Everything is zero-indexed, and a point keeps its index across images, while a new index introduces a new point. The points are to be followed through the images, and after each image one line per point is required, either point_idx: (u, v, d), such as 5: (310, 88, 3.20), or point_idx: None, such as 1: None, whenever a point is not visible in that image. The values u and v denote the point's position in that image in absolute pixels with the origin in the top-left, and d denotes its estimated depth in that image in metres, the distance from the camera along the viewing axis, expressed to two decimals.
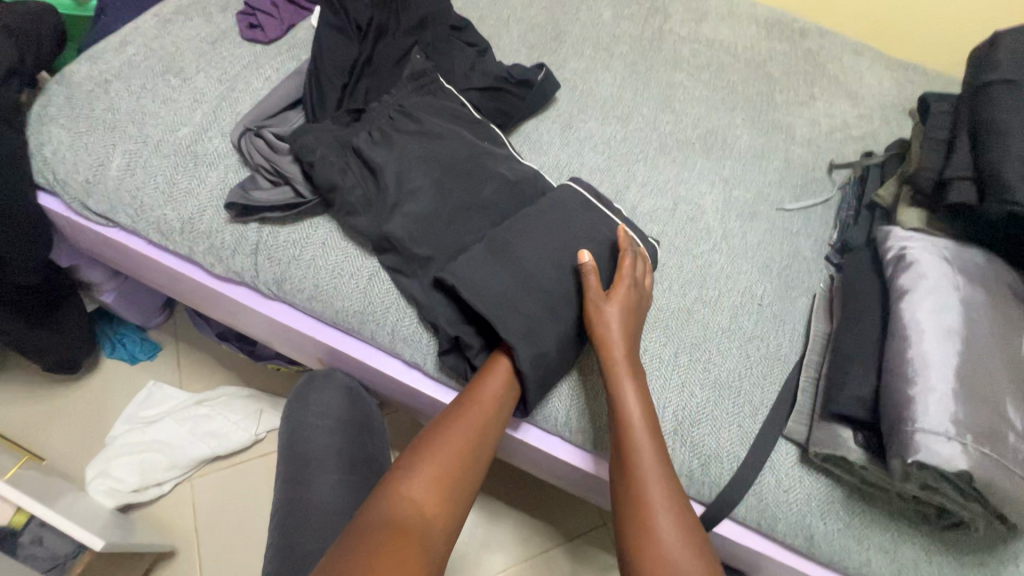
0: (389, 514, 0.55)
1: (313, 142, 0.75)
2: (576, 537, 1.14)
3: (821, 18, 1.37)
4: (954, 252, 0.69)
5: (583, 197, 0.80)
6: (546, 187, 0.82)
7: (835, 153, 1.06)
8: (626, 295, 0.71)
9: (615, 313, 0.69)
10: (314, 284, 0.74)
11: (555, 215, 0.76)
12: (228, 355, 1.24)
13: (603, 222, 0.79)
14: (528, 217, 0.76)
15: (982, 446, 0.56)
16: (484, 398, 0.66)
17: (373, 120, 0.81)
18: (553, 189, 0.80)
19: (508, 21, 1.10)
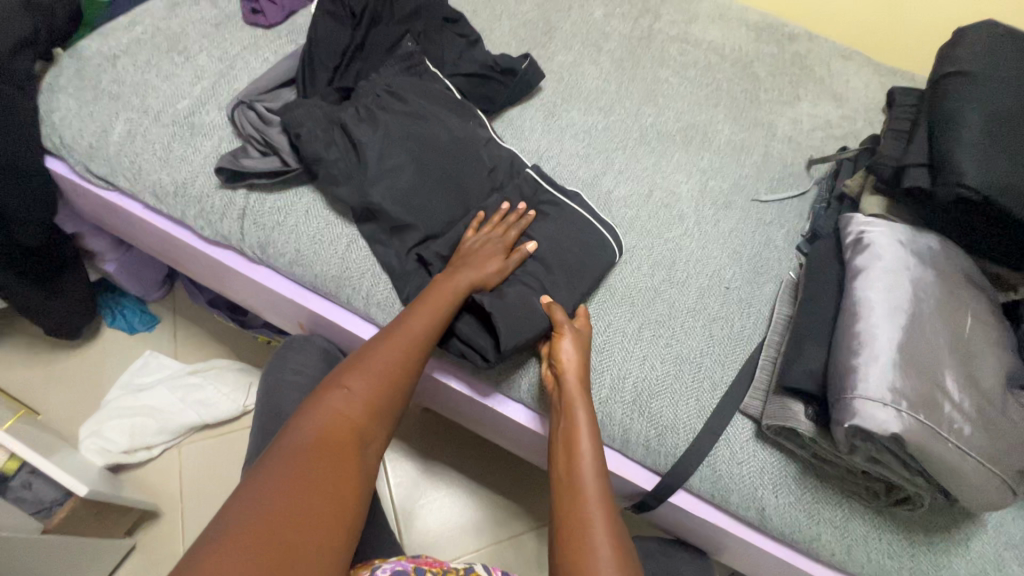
0: (317, 422, 0.59)
1: (303, 118, 0.80)
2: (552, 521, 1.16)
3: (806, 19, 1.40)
4: (910, 236, 0.71)
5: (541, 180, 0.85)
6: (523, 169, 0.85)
7: (814, 150, 1.09)
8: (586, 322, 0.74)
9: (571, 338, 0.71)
10: (295, 249, 0.78)
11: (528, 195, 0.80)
12: (222, 330, 1.28)
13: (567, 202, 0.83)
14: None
15: (917, 413, 0.57)
16: (433, 304, 0.70)
17: (360, 100, 0.85)
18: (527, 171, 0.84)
19: (501, 16, 1.15)
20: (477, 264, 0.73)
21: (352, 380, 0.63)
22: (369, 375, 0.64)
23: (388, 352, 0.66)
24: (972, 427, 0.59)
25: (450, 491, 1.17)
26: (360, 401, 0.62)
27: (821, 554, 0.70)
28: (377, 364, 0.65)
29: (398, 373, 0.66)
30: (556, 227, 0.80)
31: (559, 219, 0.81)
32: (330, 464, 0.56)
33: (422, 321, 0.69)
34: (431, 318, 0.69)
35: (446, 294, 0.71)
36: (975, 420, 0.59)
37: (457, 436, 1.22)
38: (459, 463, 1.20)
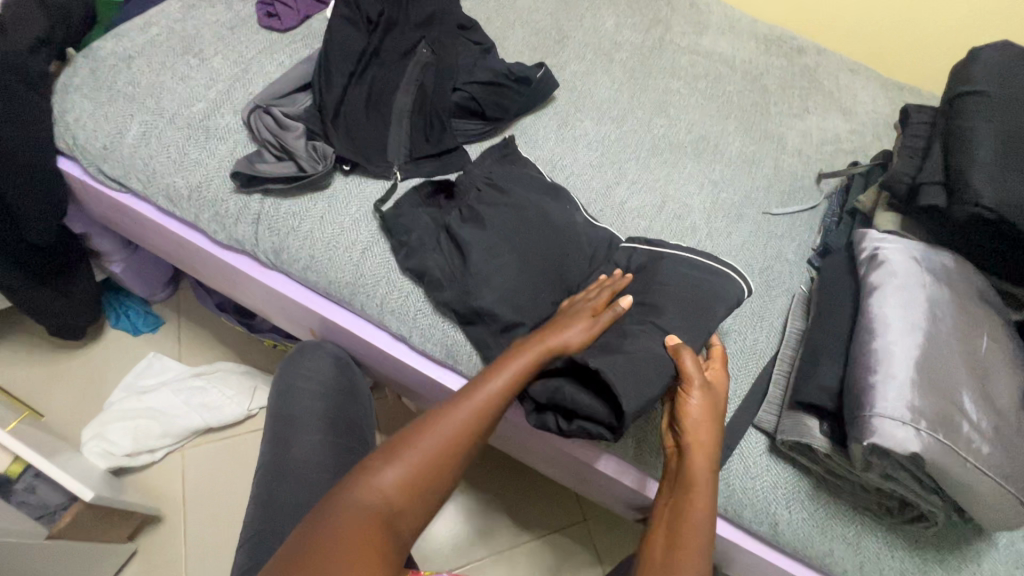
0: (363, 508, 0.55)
1: (410, 226, 0.78)
2: (555, 531, 1.15)
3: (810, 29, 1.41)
4: (925, 253, 0.72)
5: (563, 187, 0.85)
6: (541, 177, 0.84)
7: (824, 164, 1.10)
8: (719, 390, 0.66)
9: (701, 403, 0.64)
10: (309, 255, 0.78)
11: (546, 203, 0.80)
12: (227, 333, 1.27)
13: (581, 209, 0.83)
14: (506, 199, 0.79)
15: (936, 433, 0.58)
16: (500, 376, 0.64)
17: (463, 198, 0.81)
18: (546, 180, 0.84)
19: (514, 24, 1.16)
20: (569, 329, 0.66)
21: (393, 460, 0.58)
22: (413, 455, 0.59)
23: (439, 431, 0.60)
24: (989, 446, 0.59)
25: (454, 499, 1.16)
26: (398, 486, 0.57)
27: (833, 569, 0.70)
28: (423, 445, 0.59)
29: (448, 454, 0.60)
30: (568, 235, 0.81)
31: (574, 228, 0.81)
32: (363, 565, 0.51)
33: (483, 396, 0.62)
34: (497, 393, 0.63)
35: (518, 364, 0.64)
36: (992, 440, 0.59)
37: None
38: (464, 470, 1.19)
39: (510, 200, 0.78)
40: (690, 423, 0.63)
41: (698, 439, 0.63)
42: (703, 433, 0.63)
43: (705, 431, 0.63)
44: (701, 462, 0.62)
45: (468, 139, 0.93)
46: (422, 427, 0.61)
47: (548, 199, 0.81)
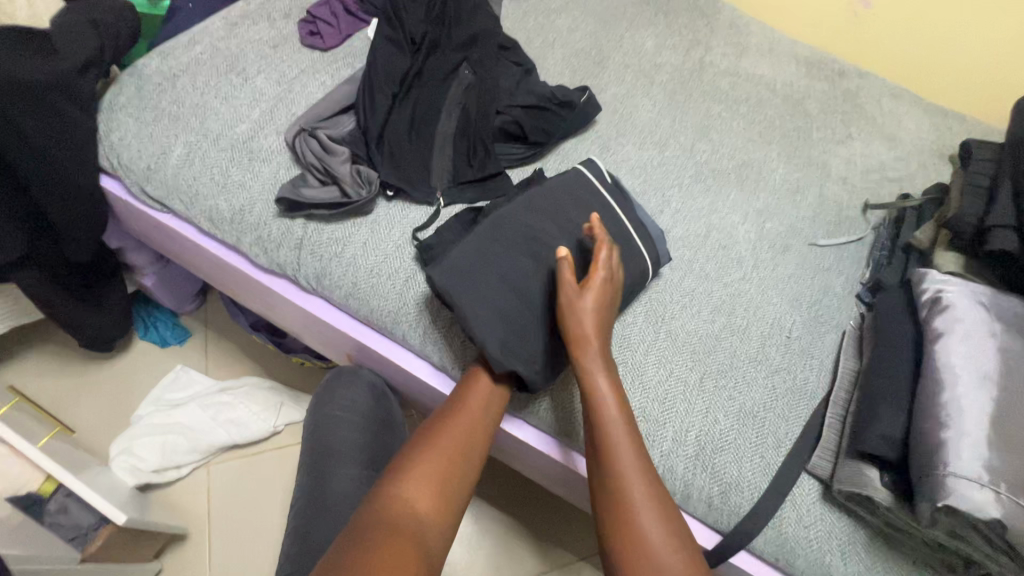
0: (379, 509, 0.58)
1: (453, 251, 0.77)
2: (580, 559, 1.13)
3: (843, 49, 1.38)
4: (993, 298, 0.69)
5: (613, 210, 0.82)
6: (595, 197, 0.81)
7: (870, 193, 1.07)
8: (603, 284, 0.70)
9: (590, 303, 0.68)
10: (352, 282, 0.77)
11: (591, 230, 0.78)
12: (253, 348, 1.26)
13: (624, 238, 0.80)
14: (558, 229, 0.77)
15: (1017, 497, 0.55)
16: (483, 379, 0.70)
17: None
18: (602, 205, 0.81)
19: (553, 44, 1.14)
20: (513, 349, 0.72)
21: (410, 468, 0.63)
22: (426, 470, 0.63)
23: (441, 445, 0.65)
24: None
25: (478, 524, 1.14)
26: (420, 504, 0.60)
27: None
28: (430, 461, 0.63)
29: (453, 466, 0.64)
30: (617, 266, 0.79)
31: (623, 261, 0.79)
32: (395, 547, 0.54)
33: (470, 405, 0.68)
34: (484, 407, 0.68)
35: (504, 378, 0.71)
36: None
37: (486, 466, 1.20)
38: (489, 493, 1.17)
39: (563, 232, 0.77)
40: (582, 322, 0.68)
41: (582, 339, 0.68)
42: (588, 333, 0.68)
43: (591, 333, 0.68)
44: (594, 360, 0.67)
45: (510, 163, 0.91)
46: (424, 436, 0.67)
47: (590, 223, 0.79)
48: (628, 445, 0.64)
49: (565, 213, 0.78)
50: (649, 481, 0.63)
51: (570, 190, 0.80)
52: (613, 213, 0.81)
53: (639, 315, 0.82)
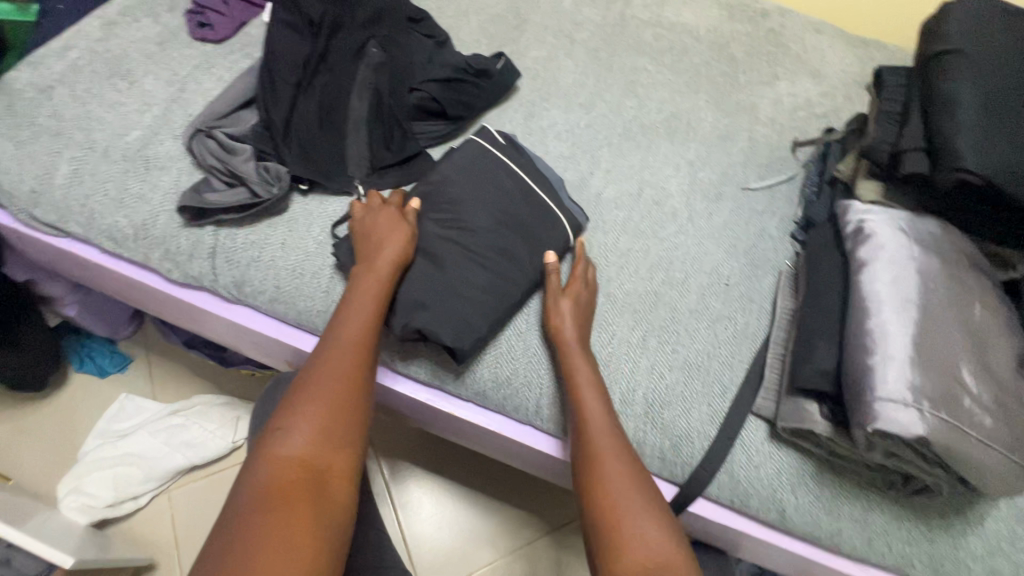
0: (269, 472, 0.55)
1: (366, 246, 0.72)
2: (561, 525, 1.14)
3: None
4: (911, 222, 0.70)
5: (528, 180, 0.81)
6: (508, 172, 0.80)
7: (799, 130, 1.07)
8: (580, 291, 0.74)
9: (567, 300, 0.72)
10: (274, 286, 0.73)
11: (509, 204, 0.78)
12: (199, 365, 1.21)
13: (546, 207, 0.79)
14: (472, 211, 0.76)
15: (939, 412, 0.57)
16: (357, 304, 0.66)
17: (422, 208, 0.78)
18: (509, 175, 0.80)
19: (467, 12, 1.10)
20: (386, 241, 0.70)
21: (292, 423, 0.58)
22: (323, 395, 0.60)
23: (328, 360, 0.63)
24: (992, 417, 0.58)
25: (455, 508, 1.14)
26: (308, 442, 0.57)
27: (843, 547, 0.71)
28: (321, 391, 0.60)
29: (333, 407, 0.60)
30: (546, 236, 0.78)
31: (549, 233, 0.78)
32: (296, 512, 0.52)
33: (348, 336, 0.65)
34: (363, 324, 0.66)
35: (378, 277, 0.68)
36: (994, 411, 0.58)
37: (455, 450, 1.19)
38: (463, 477, 1.17)
39: (475, 212, 0.76)
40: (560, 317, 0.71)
41: (561, 332, 0.70)
42: (568, 330, 0.70)
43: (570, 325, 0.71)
44: (576, 353, 0.69)
45: (431, 141, 0.88)
46: (310, 374, 0.62)
47: (511, 199, 0.78)
48: (603, 432, 0.64)
49: (468, 192, 0.77)
50: (626, 461, 0.62)
51: (469, 165, 0.80)
52: (524, 183, 0.80)
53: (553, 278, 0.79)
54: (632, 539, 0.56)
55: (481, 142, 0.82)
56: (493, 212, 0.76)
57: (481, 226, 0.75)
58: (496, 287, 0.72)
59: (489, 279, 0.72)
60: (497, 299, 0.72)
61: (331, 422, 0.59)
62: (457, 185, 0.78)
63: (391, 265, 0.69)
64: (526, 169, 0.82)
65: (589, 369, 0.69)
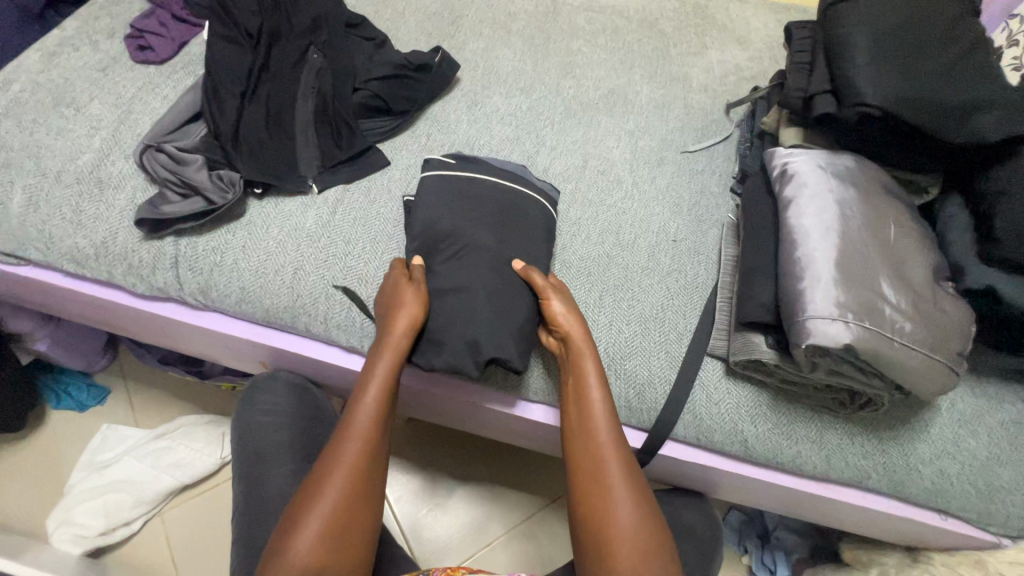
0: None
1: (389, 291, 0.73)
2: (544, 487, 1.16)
3: None
4: (829, 159, 0.75)
5: (498, 180, 0.82)
6: (478, 181, 0.81)
7: (730, 94, 1.13)
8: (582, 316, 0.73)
9: (570, 321, 0.72)
10: (239, 287, 0.75)
11: (498, 208, 0.79)
12: (178, 387, 1.22)
13: (528, 199, 0.82)
14: (465, 226, 0.76)
15: (864, 322, 0.62)
16: (371, 388, 0.66)
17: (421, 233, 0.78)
18: (476, 184, 0.81)
19: (404, 13, 1.14)
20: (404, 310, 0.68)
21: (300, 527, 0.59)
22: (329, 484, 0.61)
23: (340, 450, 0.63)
24: (912, 323, 0.64)
25: (450, 496, 1.14)
26: (316, 535, 0.59)
27: (804, 469, 0.75)
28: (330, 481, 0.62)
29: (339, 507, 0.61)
30: (545, 231, 0.81)
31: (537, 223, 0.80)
32: None
33: (359, 423, 0.65)
34: (373, 405, 0.65)
35: (396, 354, 0.68)
36: (913, 317, 0.64)
37: (443, 439, 1.19)
38: (454, 465, 1.17)
39: (472, 227, 0.76)
40: (559, 319, 0.72)
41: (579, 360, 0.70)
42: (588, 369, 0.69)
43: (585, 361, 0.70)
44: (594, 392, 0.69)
45: (380, 137, 0.92)
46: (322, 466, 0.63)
47: (494, 204, 0.79)
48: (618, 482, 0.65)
49: (455, 217, 0.77)
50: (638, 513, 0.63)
51: (439, 195, 0.79)
52: (495, 185, 0.81)
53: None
54: None
55: (439, 168, 0.82)
56: (488, 222, 0.77)
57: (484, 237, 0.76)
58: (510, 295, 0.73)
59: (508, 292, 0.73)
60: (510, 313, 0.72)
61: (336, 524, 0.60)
62: (442, 204, 0.78)
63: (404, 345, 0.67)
64: (486, 172, 0.82)
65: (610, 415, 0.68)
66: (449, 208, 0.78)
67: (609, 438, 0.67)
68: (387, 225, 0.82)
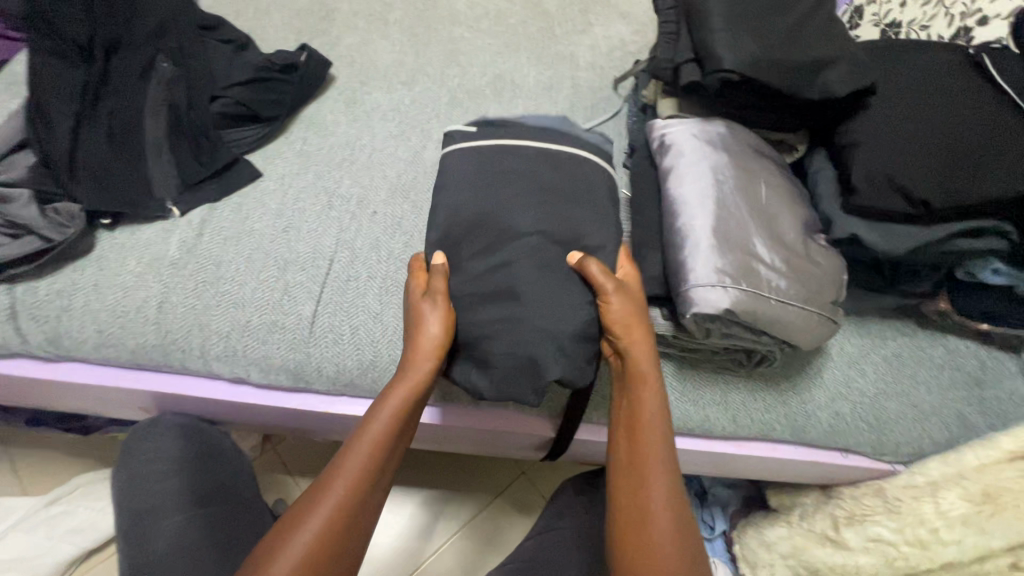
0: None
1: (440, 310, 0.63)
2: (464, 474, 1.12)
3: None
4: (703, 126, 0.76)
5: (536, 146, 0.71)
6: (519, 149, 0.71)
7: (618, 70, 1.13)
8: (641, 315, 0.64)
9: (628, 325, 0.63)
10: (96, 330, 0.69)
11: (539, 181, 0.68)
12: (72, 444, 1.11)
13: (579, 164, 0.71)
14: (507, 207, 0.67)
15: (741, 284, 0.63)
16: (386, 412, 0.59)
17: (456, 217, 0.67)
18: (507, 152, 0.71)
19: (269, 11, 1.06)
20: (432, 330, 0.61)
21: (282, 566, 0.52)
22: (326, 513, 0.55)
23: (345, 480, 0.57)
24: (786, 279, 0.66)
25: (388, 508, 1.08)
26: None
27: (715, 431, 0.77)
28: (322, 514, 0.55)
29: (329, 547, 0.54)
30: (604, 198, 0.70)
31: (592, 191, 0.69)
32: None
33: (367, 451, 0.58)
34: (385, 434, 0.59)
35: (417, 379, 0.60)
36: (788, 273, 0.66)
37: None
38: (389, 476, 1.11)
39: (512, 208, 0.66)
40: (617, 323, 0.62)
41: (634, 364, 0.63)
42: (644, 373, 0.63)
43: (643, 366, 0.62)
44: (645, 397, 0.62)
45: (247, 148, 0.85)
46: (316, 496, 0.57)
47: (538, 175, 0.69)
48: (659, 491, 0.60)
49: (487, 198, 0.67)
50: (673, 525, 0.60)
51: (470, 170, 0.70)
52: (535, 151, 0.71)
53: (391, 253, 0.79)
54: None
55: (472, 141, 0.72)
56: (529, 198, 0.67)
57: (524, 221, 0.66)
58: (556, 283, 0.63)
59: (557, 284, 0.63)
60: (569, 312, 0.62)
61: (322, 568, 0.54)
62: (479, 182, 0.68)
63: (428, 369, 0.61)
64: (532, 137, 0.72)
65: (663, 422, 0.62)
66: (490, 186, 0.68)
67: (660, 444, 0.62)
68: (263, 241, 0.77)
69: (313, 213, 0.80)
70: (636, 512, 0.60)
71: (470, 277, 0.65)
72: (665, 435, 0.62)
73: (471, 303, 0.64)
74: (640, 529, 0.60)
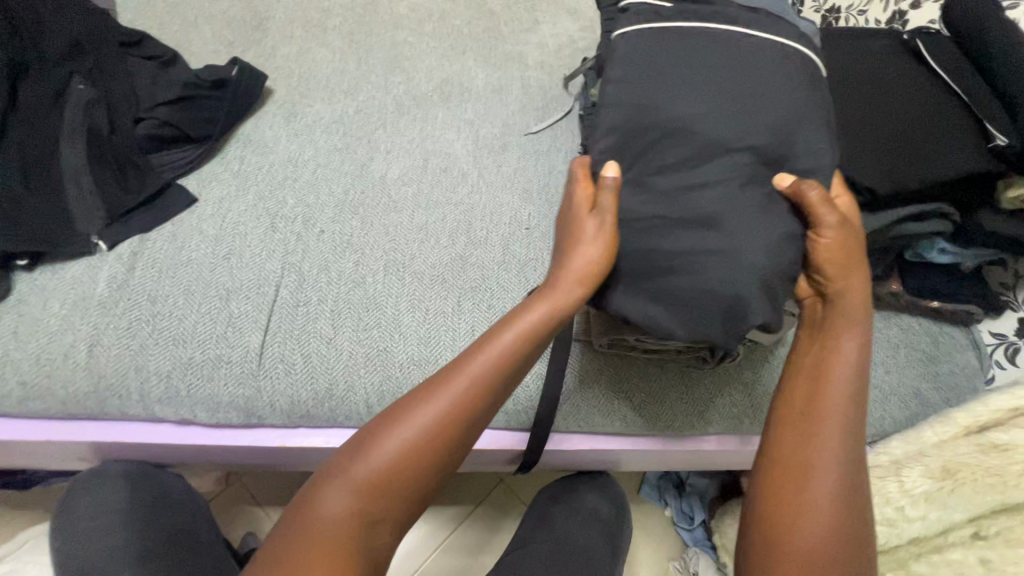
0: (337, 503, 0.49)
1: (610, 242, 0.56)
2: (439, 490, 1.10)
3: None
4: None
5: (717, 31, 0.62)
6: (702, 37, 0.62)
7: (568, 67, 1.11)
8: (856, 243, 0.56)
9: (832, 255, 0.55)
10: (20, 381, 0.64)
11: (718, 75, 0.59)
12: (15, 497, 1.03)
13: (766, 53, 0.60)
14: (691, 102, 0.58)
15: None
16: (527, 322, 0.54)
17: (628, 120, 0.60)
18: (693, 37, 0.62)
19: (197, 23, 1.00)
20: (590, 251, 0.55)
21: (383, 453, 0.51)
22: (436, 409, 0.52)
23: (467, 382, 0.52)
24: None
25: None
26: (391, 470, 0.50)
27: (684, 430, 0.77)
28: (438, 411, 0.52)
29: (433, 447, 0.51)
30: (795, 88, 0.59)
31: (808, 97, 0.59)
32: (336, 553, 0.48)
33: (491, 361, 0.53)
34: (517, 342, 0.53)
35: (565, 295, 0.54)
36: None
37: None
38: None
39: (687, 105, 0.58)
40: (827, 257, 0.55)
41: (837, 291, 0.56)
42: (849, 294, 0.56)
43: (856, 293, 0.56)
44: (847, 327, 0.56)
45: (179, 171, 0.80)
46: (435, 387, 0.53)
47: (720, 65, 0.60)
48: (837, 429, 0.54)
49: (666, 94, 0.59)
50: (842, 466, 0.53)
51: (651, 61, 0.62)
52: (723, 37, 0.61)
53: (341, 273, 0.75)
54: (799, 546, 0.52)
55: (673, 27, 0.63)
56: (712, 90, 0.59)
57: (728, 131, 0.57)
58: (752, 203, 0.55)
59: (753, 209, 0.55)
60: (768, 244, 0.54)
61: (420, 463, 0.51)
62: (652, 78, 0.60)
63: (573, 291, 0.54)
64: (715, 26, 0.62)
65: (854, 353, 0.56)
66: (685, 75, 0.60)
67: (845, 375, 0.55)
68: (203, 269, 0.72)
69: (255, 237, 0.76)
70: (806, 440, 0.54)
71: (660, 197, 0.58)
72: (854, 372, 0.55)
73: (655, 232, 0.57)
74: (802, 458, 0.54)
